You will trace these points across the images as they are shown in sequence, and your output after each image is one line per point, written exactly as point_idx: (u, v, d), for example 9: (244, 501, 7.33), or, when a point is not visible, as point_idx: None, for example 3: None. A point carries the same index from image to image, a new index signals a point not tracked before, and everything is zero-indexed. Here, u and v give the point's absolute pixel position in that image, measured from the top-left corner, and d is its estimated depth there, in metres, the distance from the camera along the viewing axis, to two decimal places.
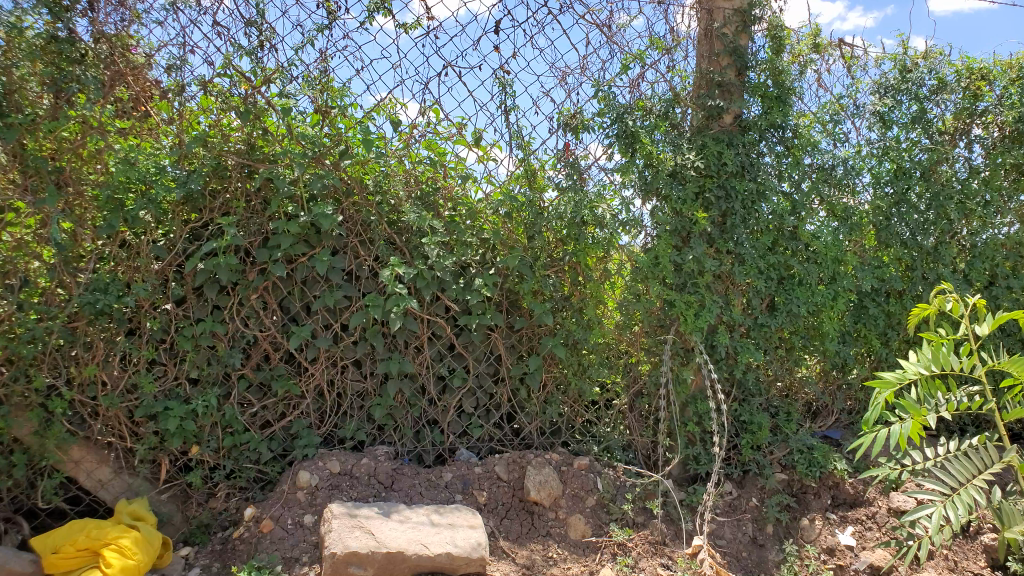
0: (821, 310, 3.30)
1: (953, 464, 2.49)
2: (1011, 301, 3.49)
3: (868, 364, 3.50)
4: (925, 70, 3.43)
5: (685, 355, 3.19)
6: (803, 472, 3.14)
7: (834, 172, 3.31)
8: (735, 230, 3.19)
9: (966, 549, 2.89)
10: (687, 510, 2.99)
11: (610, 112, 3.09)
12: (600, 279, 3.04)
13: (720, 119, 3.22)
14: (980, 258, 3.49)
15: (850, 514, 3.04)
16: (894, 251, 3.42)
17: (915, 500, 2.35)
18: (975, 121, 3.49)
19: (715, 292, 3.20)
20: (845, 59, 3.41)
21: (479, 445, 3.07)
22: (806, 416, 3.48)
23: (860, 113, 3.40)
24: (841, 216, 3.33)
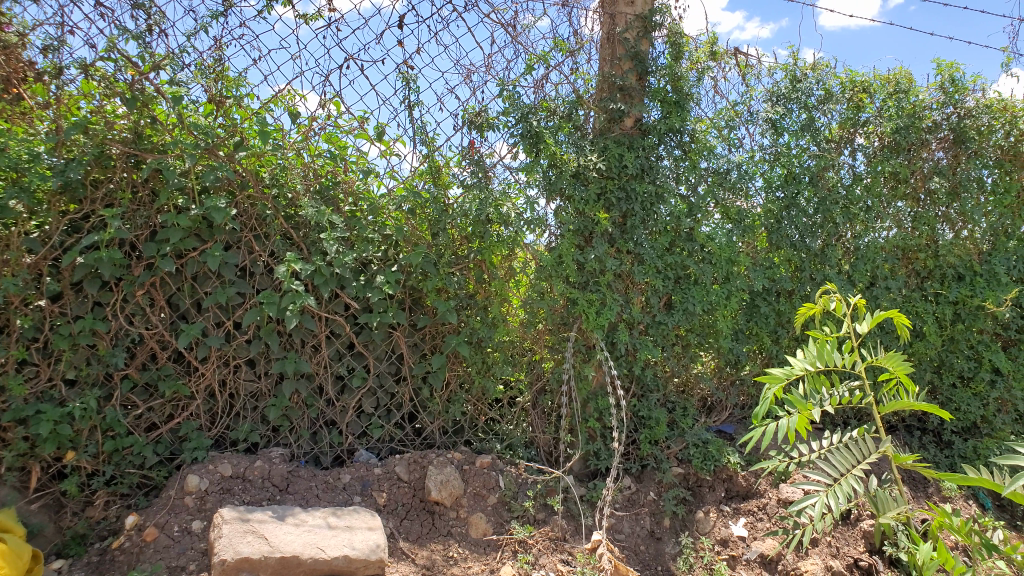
0: (716, 308, 3.42)
1: (834, 455, 2.61)
2: (889, 301, 3.71)
3: (759, 361, 3.66)
4: (813, 81, 3.60)
5: (587, 352, 3.24)
6: (698, 465, 3.26)
7: (730, 176, 3.44)
8: (635, 231, 3.27)
9: (847, 536, 3.06)
10: (587, 506, 3.03)
11: (515, 111, 3.10)
12: (504, 277, 3.05)
13: (622, 122, 3.30)
14: (863, 260, 3.69)
15: (742, 506, 3.15)
16: (784, 253, 3.59)
17: (799, 491, 2.45)
18: (858, 131, 3.69)
19: (616, 291, 3.27)
20: (741, 67, 3.55)
21: (379, 446, 3.02)
22: (701, 411, 3.61)
23: (754, 120, 3.54)
24: (735, 218, 3.47)
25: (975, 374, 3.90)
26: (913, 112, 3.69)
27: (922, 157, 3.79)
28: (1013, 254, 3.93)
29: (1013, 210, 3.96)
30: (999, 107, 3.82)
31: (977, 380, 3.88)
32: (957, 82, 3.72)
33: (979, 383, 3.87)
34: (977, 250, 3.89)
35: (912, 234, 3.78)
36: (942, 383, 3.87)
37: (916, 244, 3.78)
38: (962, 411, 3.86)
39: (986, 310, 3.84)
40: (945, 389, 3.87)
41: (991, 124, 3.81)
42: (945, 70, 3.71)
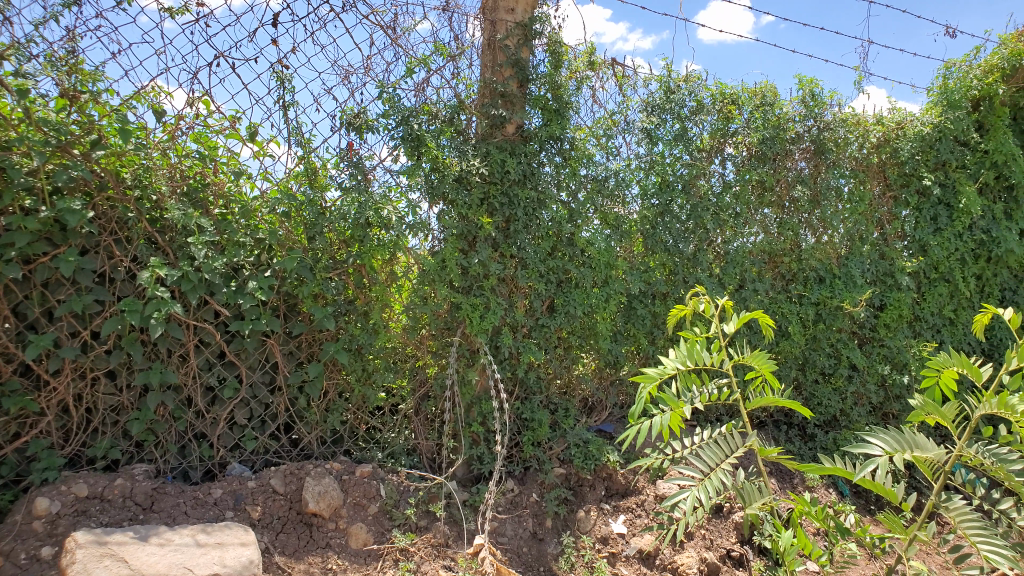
0: (596, 311, 3.51)
1: (706, 451, 2.68)
2: (757, 303, 3.92)
3: (637, 361, 3.77)
4: (685, 92, 3.75)
5: (471, 357, 3.24)
6: (579, 465, 3.32)
7: (608, 183, 3.53)
8: (518, 235, 3.30)
9: (721, 528, 3.25)
10: (470, 510, 3.03)
11: (395, 114, 3.06)
12: (385, 282, 3.01)
13: (503, 128, 3.32)
14: (732, 264, 3.88)
15: (622, 503, 3.26)
16: (660, 257, 3.72)
17: (671, 484, 2.48)
18: (728, 141, 3.88)
19: (500, 295, 3.28)
20: (618, 78, 3.66)
21: (253, 458, 2.92)
22: (583, 412, 3.70)
23: (631, 129, 3.65)
24: (614, 224, 3.56)
25: (834, 370, 4.17)
26: (777, 124, 3.91)
27: (786, 166, 4.02)
28: (867, 258, 4.22)
29: (866, 217, 4.25)
30: (853, 121, 4.11)
31: (836, 375, 4.15)
32: (816, 97, 3.97)
33: (838, 378, 4.15)
34: (836, 254, 4.17)
35: (777, 239, 4.01)
36: (806, 378, 4.12)
37: (781, 248, 4.01)
38: (823, 405, 4.12)
39: (844, 311, 4.12)
40: (808, 385, 4.12)
41: (846, 136, 4.09)
42: (805, 85, 3.95)
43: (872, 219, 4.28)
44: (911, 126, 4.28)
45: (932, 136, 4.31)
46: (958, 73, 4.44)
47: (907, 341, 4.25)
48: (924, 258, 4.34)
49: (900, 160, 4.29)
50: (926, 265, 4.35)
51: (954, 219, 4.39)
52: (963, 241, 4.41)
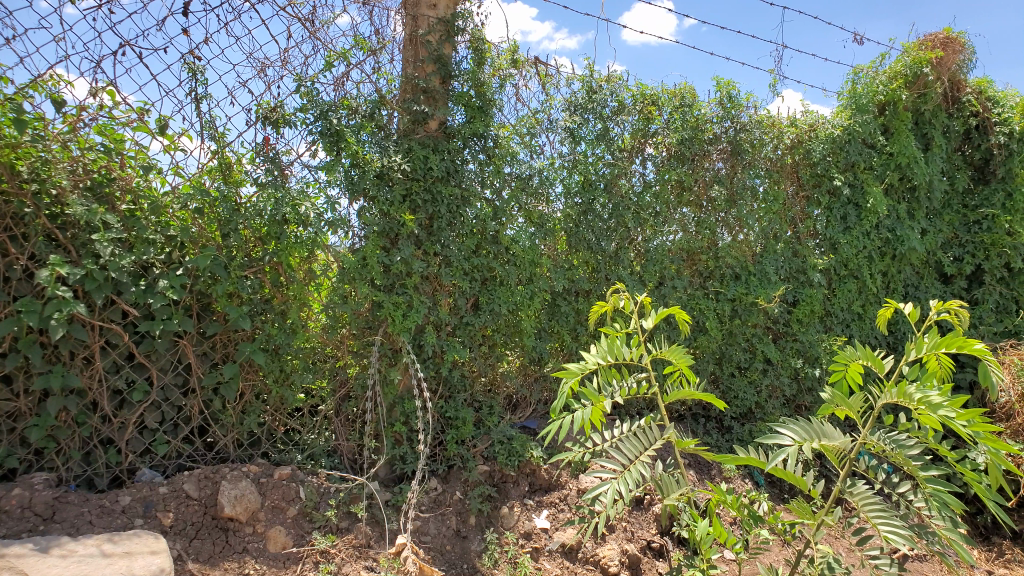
0: (520, 308, 3.53)
1: (625, 443, 2.71)
2: (675, 299, 4.02)
3: (561, 357, 3.81)
4: (607, 92, 3.80)
5: (393, 356, 3.21)
6: (503, 462, 3.34)
7: (532, 181, 3.56)
8: (441, 233, 3.28)
9: (642, 520, 3.38)
10: (392, 510, 3.01)
11: (313, 108, 3.00)
12: (304, 280, 2.95)
13: (426, 124, 3.29)
14: (652, 262, 3.96)
15: (545, 499, 3.30)
16: (583, 255, 3.77)
17: (591, 476, 2.49)
18: (648, 141, 3.95)
19: (423, 293, 3.27)
20: (541, 76, 3.68)
21: (165, 463, 2.82)
22: (507, 409, 3.72)
23: (554, 128, 3.68)
24: (537, 222, 3.59)
25: (750, 364, 4.32)
26: (696, 125, 4.01)
27: (704, 166, 4.13)
28: (781, 255, 4.37)
29: (780, 216, 4.40)
30: (768, 123, 4.25)
31: (752, 369, 4.29)
32: (733, 99, 4.09)
33: (753, 372, 4.29)
34: (751, 252, 4.30)
35: (695, 238, 4.11)
36: (723, 372, 4.25)
37: (699, 246, 4.11)
38: (739, 399, 4.26)
39: (759, 306, 4.26)
40: (725, 378, 4.25)
41: (761, 138, 4.23)
42: (723, 87, 4.06)
43: (786, 218, 4.43)
44: (823, 129, 4.45)
45: (842, 138, 4.49)
46: (866, 78, 4.64)
47: (819, 336, 4.43)
48: (834, 256, 4.52)
49: (812, 161, 4.45)
50: (836, 262, 4.53)
51: (862, 219, 4.59)
52: (871, 239, 4.62)
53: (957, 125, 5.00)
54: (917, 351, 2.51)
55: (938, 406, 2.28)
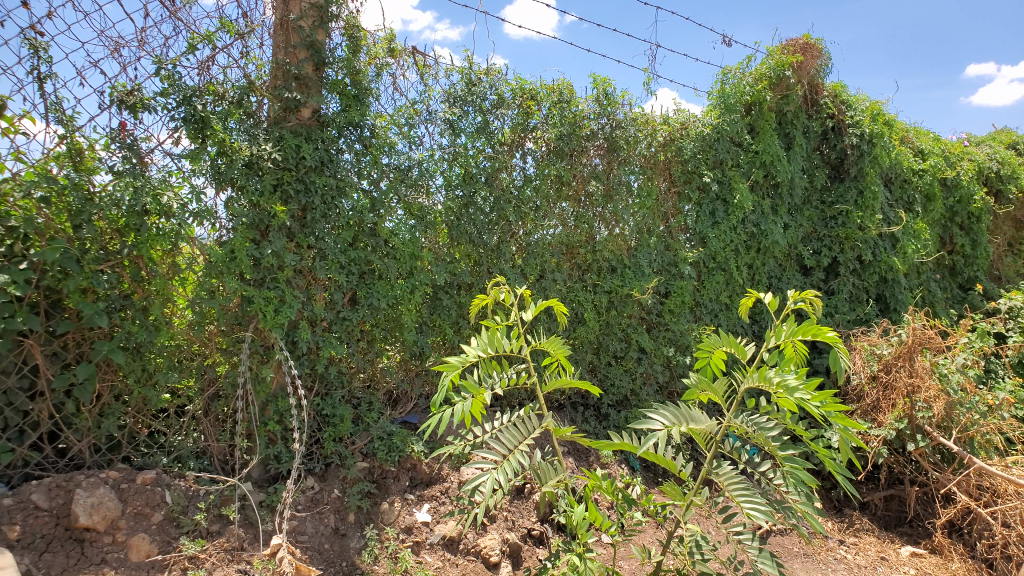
0: (399, 303, 3.50)
1: (504, 433, 2.71)
2: (555, 292, 4.09)
3: (442, 351, 3.80)
4: (486, 86, 3.81)
5: (265, 353, 3.11)
6: (383, 458, 3.32)
7: (411, 173, 3.50)
8: (315, 225, 3.20)
9: (522, 509, 3.48)
10: (267, 511, 2.92)
11: (175, 92, 2.85)
12: (166, 275, 2.80)
13: (298, 113, 3.19)
14: (533, 255, 4.01)
15: (426, 493, 3.31)
16: (464, 248, 3.77)
17: (470, 467, 2.47)
18: (527, 136, 4.00)
19: (296, 287, 3.18)
20: (419, 66, 3.64)
21: (9, 473, 2.61)
22: (387, 404, 3.68)
23: (433, 119, 3.66)
24: (418, 214, 3.56)
25: (625, 353, 4.46)
26: (573, 121, 4.09)
27: (581, 162, 4.21)
28: (654, 249, 4.53)
29: (654, 211, 4.55)
30: (642, 121, 4.39)
31: (627, 358, 4.44)
32: (609, 96, 4.20)
33: (629, 361, 4.44)
34: (627, 246, 4.43)
35: (574, 232, 4.19)
36: (601, 362, 4.36)
37: (578, 240, 4.20)
38: (615, 386, 4.39)
39: (633, 298, 4.40)
40: (602, 367, 4.37)
41: (636, 135, 4.37)
42: (599, 85, 4.16)
43: (659, 213, 4.59)
44: (693, 127, 4.64)
45: (711, 136, 4.70)
46: (734, 79, 4.87)
47: (689, 325, 4.64)
48: (703, 249, 4.73)
49: (683, 159, 4.64)
50: (705, 255, 4.75)
51: (729, 214, 4.82)
52: (737, 233, 4.87)
53: (815, 126, 5.34)
54: (776, 338, 2.67)
55: (795, 390, 2.43)
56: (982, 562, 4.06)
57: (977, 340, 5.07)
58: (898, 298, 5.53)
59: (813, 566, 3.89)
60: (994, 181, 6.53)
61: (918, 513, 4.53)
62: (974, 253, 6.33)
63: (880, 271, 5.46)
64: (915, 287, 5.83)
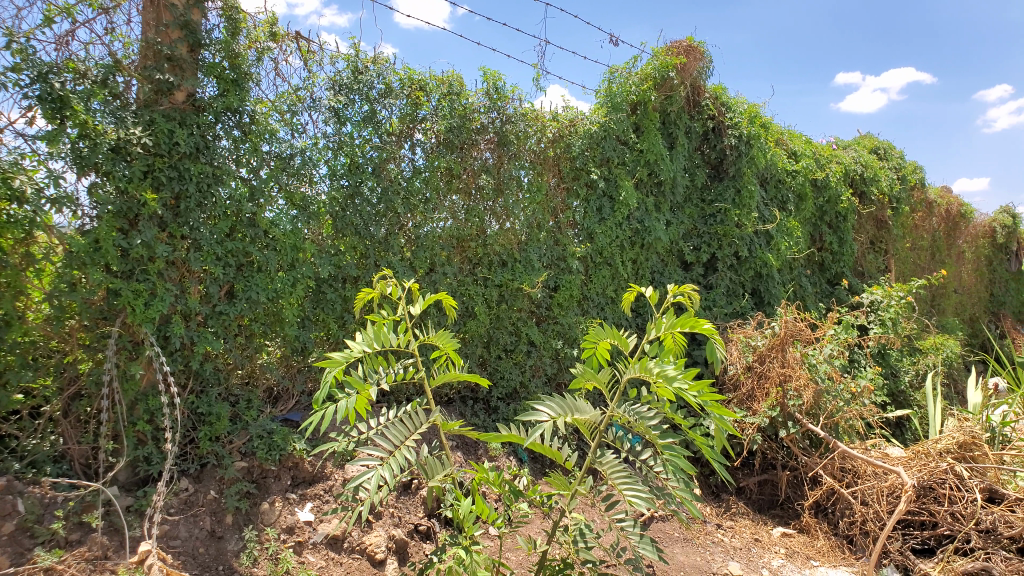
0: (280, 296, 3.39)
1: (390, 429, 2.64)
2: (445, 286, 4.05)
3: (326, 346, 3.71)
4: (373, 74, 3.74)
5: (133, 349, 2.95)
6: (262, 457, 3.20)
7: (293, 161, 3.42)
8: (189, 214, 3.04)
9: (409, 505, 3.47)
10: (134, 516, 2.76)
11: (29, 68, 2.64)
12: (19, 266, 2.60)
13: (171, 95, 3.02)
14: (422, 249, 3.96)
15: (308, 491, 3.24)
16: (350, 240, 3.68)
17: (356, 463, 2.40)
18: (416, 126, 3.94)
19: (168, 280, 3.02)
20: (302, 52, 3.52)
21: None
22: (268, 402, 3.56)
23: (317, 106, 3.56)
24: (300, 205, 3.46)
25: (515, 346, 4.49)
26: (463, 113, 4.07)
27: (472, 155, 4.20)
28: (543, 244, 4.57)
29: (543, 207, 4.59)
30: (532, 116, 4.43)
31: (517, 351, 4.47)
32: (499, 90, 4.21)
33: (518, 354, 4.47)
34: (517, 240, 4.45)
35: (464, 225, 4.17)
36: (490, 355, 4.37)
37: (468, 234, 4.18)
38: (505, 379, 4.41)
39: (523, 292, 4.44)
40: (492, 361, 4.38)
41: (526, 130, 4.39)
42: (489, 79, 4.17)
43: (548, 208, 4.63)
44: (581, 125, 4.73)
45: (599, 134, 4.80)
46: (621, 79, 4.97)
47: (576, 319, 4.72)
48: (591, 244, 4.82)
49: (571, 155, 4.72)
50: (592, 250, 4.84)
51: (615, 210, 4.94)
52: (622, 229, 4.99)
53: (697, 126, 5.55)
54: (656, 330, 2.76)
55: (673, 379, 2.51)
56: (844, 538, 4.39)
57: (842, 333, 5.41)
58: (772, 292, 5.84)
59: (692, 550, 4.04)
60: (858, 183, 6.99)
61: (789, 495, 4.79)
62: (841, 250, 6.74)
63: (755, 266, 5.77)
64: (787, 282, 6.16)
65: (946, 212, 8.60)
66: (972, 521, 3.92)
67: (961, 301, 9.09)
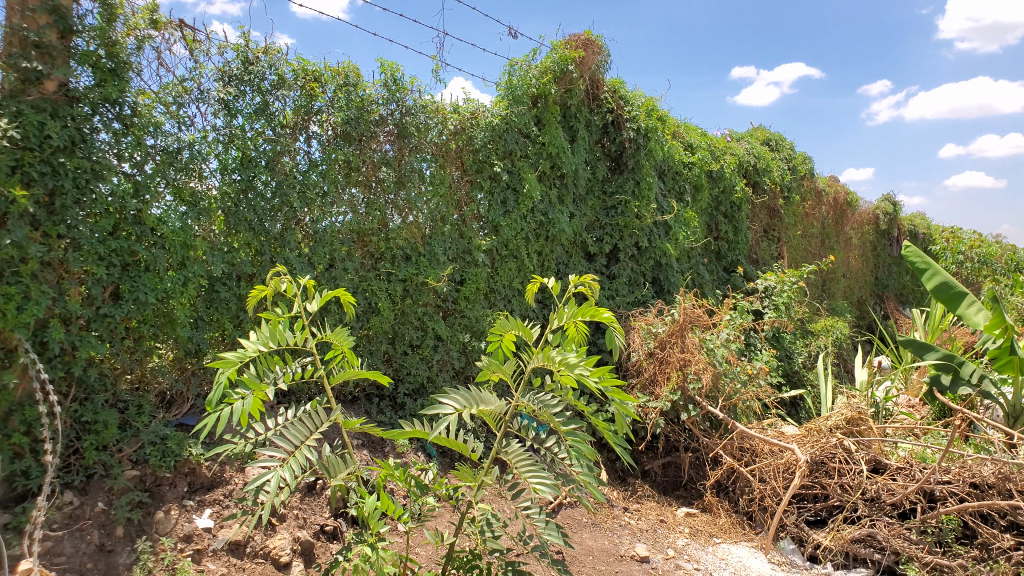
0: (171, 296, 3.26)
1: (289, 430, 2.54)
2: (346, 282, 3.97)
3: (222, 347, 3.58)
4: (265, 65, 3.63)
5: (6, 357, 2.77)
6: (156, 464, 3.07)
7: (180, 155, 3.29)
8: (66, 211, 2.88)
9: (314, 505, 3.41)
10: (12, 535, 2.59)
11: None
12: None
13: (40, 85, 2.83)
14: (321, 244, 3.87)
15: (207, 497, 3.13)
16: (244, 236, 3.57)
17: (254, 465, 2.29)
18: (312, 118, 3.85)
19: (44, 282, 2.85)
20: (187, 41, 3.38)
21: None
22: (160, 407, 3.41)
23: (205, 98, 3.43)
24: (189, 200, 3.34)
25: (421, 341, 4.45)
26: (361, 105, 4.00)
27: (371, 148, 4.13)
28: (448, 237, 4.55)
29: (447, 199, 4.57)
30: (432, 108, 4.39)
31: (423, 346, 4.44)
32: (397, 82, 4.16)
33: (425, 349, 4.44)
34: (420, 234, 4.41)
35: (365, 219, 4.10)
36: (396, 351, 4.33)
37: (369, 227, 4.11)
38: (411, 375, 4.37)
39: (429, 286, 4.41)
40: (398, 357, 4.33)
41: (427, 122, 4.35)
42: (387, 70, 4.10)
43: (452, 201, 4.61)
44: (482, 117, 4.72)
45: (500, 126, 4.81)
46: (520, 71, 5.00)
47: (483, 312, 4.73)
48: (496, 237, 4.84)
49: (474, 147, 4.71)
50: (497, 243, 4.85)
51: (519, 203, 4.97)
52: (526, 222, 5.03)
53: (597, 119, 5.65)
54: (558, 320, 2.78)
55: (575, 366, 2.54)
56: (743, 514, 4.57)
57: (738, 317, 5.63)
58: (671, 281, 6.03)
59: (600, 534, 4.13)
60: (751, 173, 7.27)
61: (691, 476, 4.96)
62: (736, 239, 7.01)
63: (655, 256, 5.94)
64: (686, 270, 6.37)
65: (833, 200, 9.07)
66: (858, 492, 4.14)
67: (849, 284, 9.63)
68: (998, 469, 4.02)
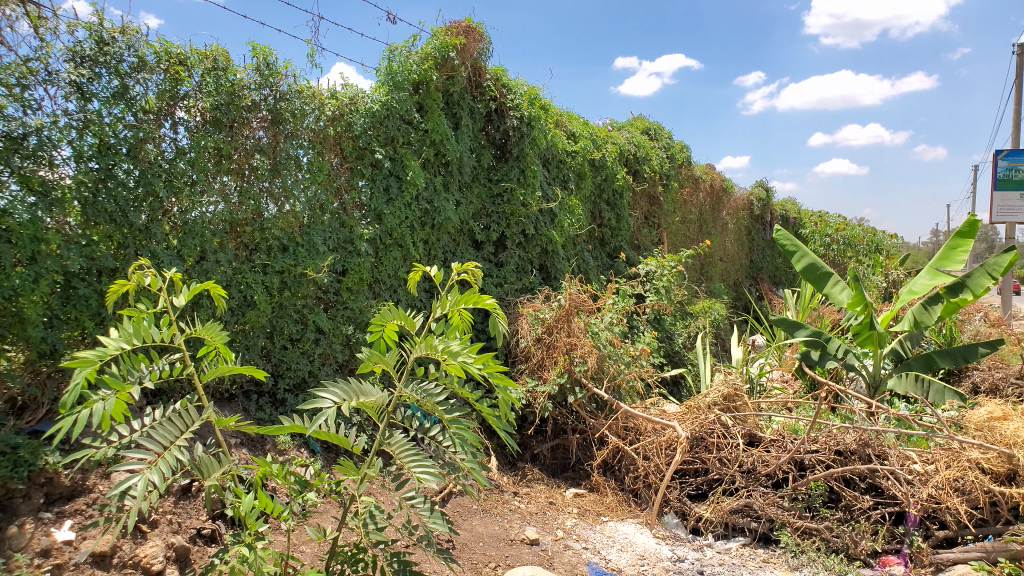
0: (19, 295, 3.01)
1: (157, 430, 2.36)
2: (219, 275, 3.79)
3: (82, 346, 3.34)
4: (122, 46, 3.41)
5: None
6: (7, 475, 2.82)
7: (26, 142, 3.05)
8: None
9: (189, 509, 3.27)
10: None
11: None
12: None
13: None
14: (191, 235, 3.69)
15: (67, 508, 2.96)
16: (103, 228, 3.35)
17: (119, 468, 2.11)
18: (177, 104, 3.65)
19: None
20: (31, 18, 3.12)
21: None
22: (11, 413, 3.16)
23: (54, 80, 3.18)
24: (39, 190, 3.10)
25: (302, 335, 4.33)
26: (231, 90, 3.82)
27: (243, 134, 3.95)
28: (328, 226, 4.43)
29: (326, 187, 4.45)
30: (308, 94, 4.25)
31: (304, 339, 4.31)
32: (270, 66, 4.00)
33: (305, 342, 4.31)
34: (298, 223, 4.27)
35: (238, 209, 3.93)
36: (275, 346, 4.18)
37: (242, 218, 3.95)
38: (292, 369, 4.26)
39: (308, 277, 4.27)
40: (277, 351, 4.19)
41: (302, 108, 4.21)
42: (258, 53, 3.94)
43: (331, 189, 4.50)
44: (361, 103, 4.61)
45: (381, 113, 4.71)
46: (400, 57, 4.91)
47: (367, 302, 4.65)
48: (379, 226, 4.75)
49: (353, 134, 4.58)
50: (380, 232, 4.76)
51: (402, 190, 4.90)
52: (410, 210, 4.97)
53: (480, 107, 5.64)
54: (442, 308, 2.75)
55: (458, 353, 2.52)
56: (629, 492, 4.71)
57: (621, 301, 5.78)
58: (557, 267, 6.12)
59: (490, 519, 4.15)
60: (633, 161, 7.47)
61: (579, 457, 5.07)
62: (618, 225, 7.20)
63: (541, 243, 6.00)
64: (571, 257, 6.48)
65: (710, 186, 9.46)
66: (735, 465, 4.35)
67: (726, 267, 10.10)
68: (859, 437, 4.32)
